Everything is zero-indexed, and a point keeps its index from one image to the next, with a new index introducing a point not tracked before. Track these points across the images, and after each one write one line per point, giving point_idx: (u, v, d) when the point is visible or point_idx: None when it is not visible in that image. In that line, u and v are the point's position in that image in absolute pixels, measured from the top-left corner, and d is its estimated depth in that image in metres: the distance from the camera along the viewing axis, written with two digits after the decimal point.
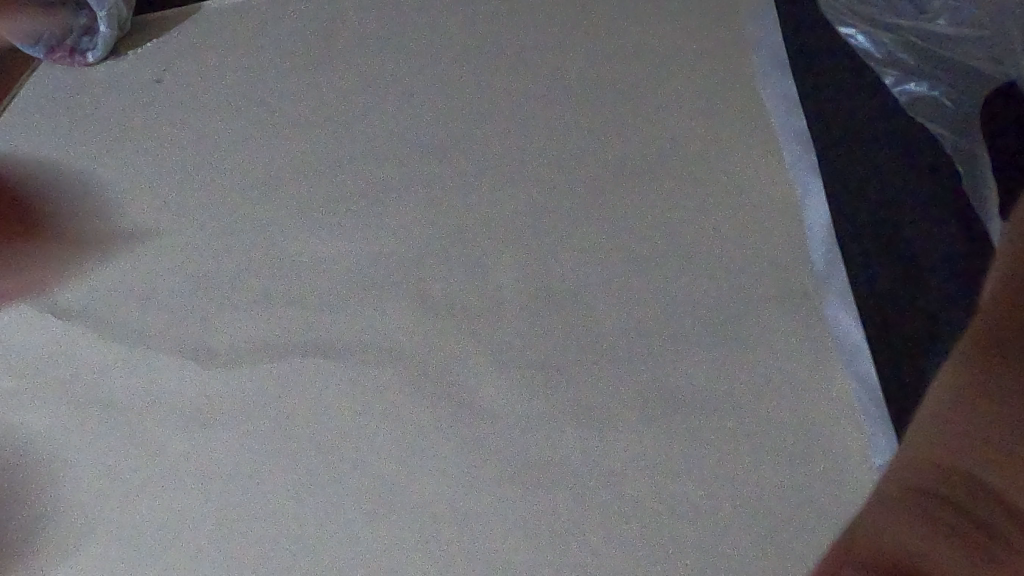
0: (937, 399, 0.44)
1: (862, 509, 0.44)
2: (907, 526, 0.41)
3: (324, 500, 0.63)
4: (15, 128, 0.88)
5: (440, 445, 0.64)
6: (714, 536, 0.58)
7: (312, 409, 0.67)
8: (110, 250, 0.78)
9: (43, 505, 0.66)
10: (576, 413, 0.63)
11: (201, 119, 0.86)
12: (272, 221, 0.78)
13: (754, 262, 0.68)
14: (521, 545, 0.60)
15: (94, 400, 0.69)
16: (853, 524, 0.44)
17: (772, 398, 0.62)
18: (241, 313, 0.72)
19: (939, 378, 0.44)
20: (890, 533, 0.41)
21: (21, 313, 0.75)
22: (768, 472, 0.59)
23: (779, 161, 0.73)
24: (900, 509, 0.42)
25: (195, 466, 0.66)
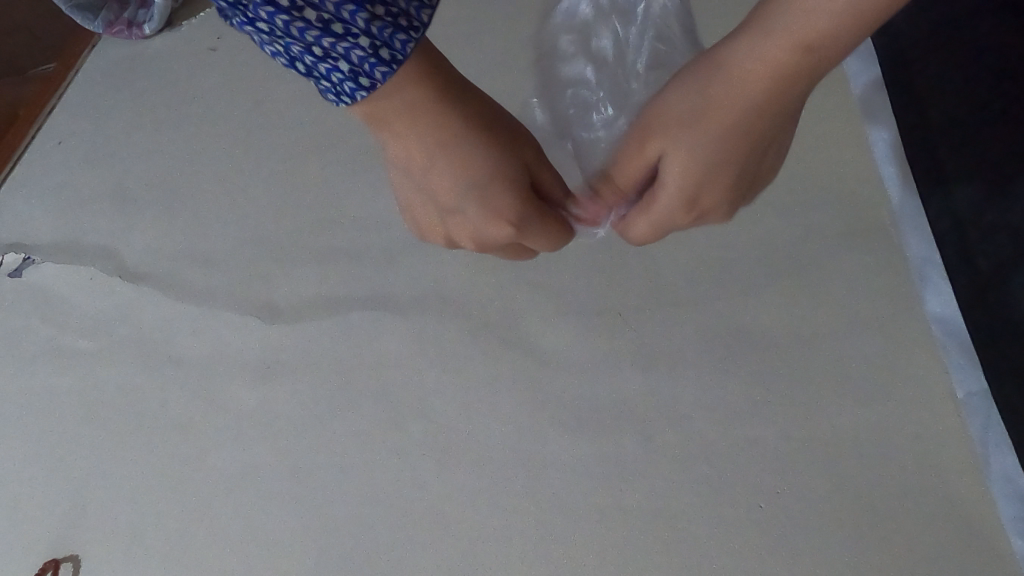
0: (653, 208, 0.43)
1: (652, 217, 0.43)
2: (649, 206, 0.43)
3: (390, 444, 0.65)
4: (76, 100, 0.91)
5: (504, 393, 0.65)
6: (785, 477, 0.59)
7: (376, 361, 0.68)
8: (178, 216, 0.80)
9: (119, 455, 0.68)
10: (641, 359, 0.65)
11: (256, 83, 0.87)
12: (330, 179, 0.79)
13: (827, 212, 0.68)
14: (588, 486, 0.61)
15: (164, 359, 0.71)
16: (652, 224, 0.44)
17: (844, 348, 0.63)
18: (305, 268, 0.74)
19: (656, 160, 0.40)
20: (647, 214, 0.43)
21: (89, 273, 0.77)
22: (842, 419, 0.60)
23: (853, 114, 0.72)
24: (647, 201, 0.43)
25: (264, 415, 0.68)
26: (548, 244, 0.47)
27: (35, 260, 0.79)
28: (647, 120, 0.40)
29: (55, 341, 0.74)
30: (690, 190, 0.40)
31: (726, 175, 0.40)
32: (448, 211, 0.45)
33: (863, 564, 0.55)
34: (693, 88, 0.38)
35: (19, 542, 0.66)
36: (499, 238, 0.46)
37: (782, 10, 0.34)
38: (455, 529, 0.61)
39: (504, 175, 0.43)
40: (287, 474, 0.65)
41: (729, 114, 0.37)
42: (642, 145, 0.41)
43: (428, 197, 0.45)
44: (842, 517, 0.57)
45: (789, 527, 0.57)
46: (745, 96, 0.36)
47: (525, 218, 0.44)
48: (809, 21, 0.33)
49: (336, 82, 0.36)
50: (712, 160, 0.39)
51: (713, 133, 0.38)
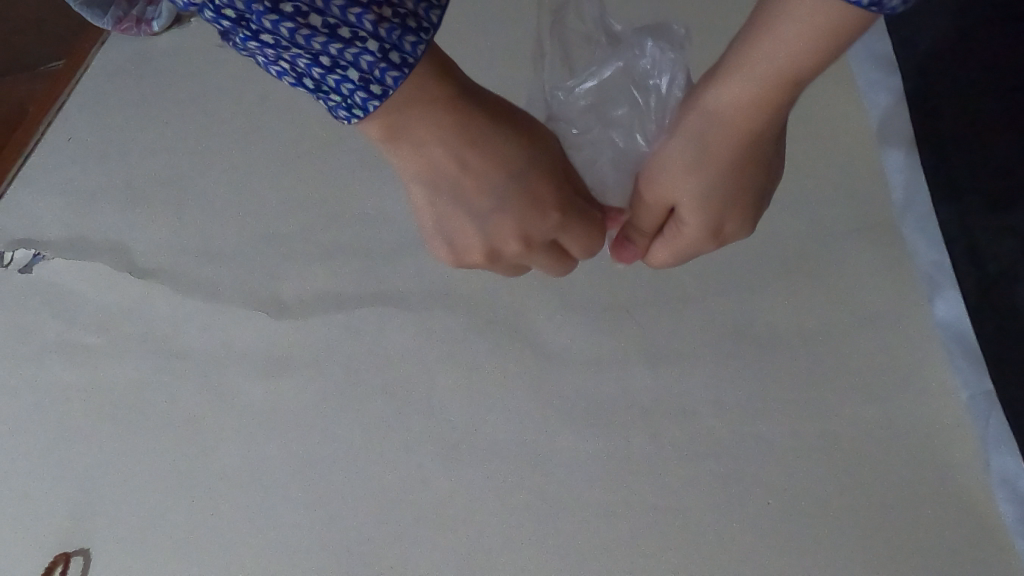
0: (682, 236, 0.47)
1: (687, 245, 0.47)
2: (680, 237, 0.47)
3: (397, 440, 0.65)
4: (84, 95, 0.91)
5: (510, 390, 0.65)
6: (791, 475, 0.59)
7: (383, 357, 0.68)
8: (186, 212, 0.80)
9: (127, 450, 0.68)
10: (648, 356, 0.65)
11: (262, 79, 0.87)
12: (337, 175, 0.79)
13: (834, 208, 0.68)
14: (594, 482, 0.61)
15: (173, 353, 0.72)
16: (686, 248, 0.48)
17: (850, 345, 0.63)
18: (313, 264, 0.74)
19: (675, 203, 0.44)
20: (681, 242, 0.47)
21: (98, 269, 0.77)
22: (848, 417, 0.60)
23: (861, 110, 0.72)
24: (675, 233, 0.47)
25: (272, 411, 0.68)
26: (589, 243, 0.49)
27: (46, 256, 0.79)
28: (654, 172, 0.44)
29: (64, 335, 0.74)
30: (713, 216, 0.44)
31: (739, 195, 0.43)
32: (485, 217, 0.45)
33: (870, 561, 0.55)
34: (686, 138, 0.41)
35: (29, 533, 0.66)
36: (540, 232, 0.46)
37: (757, 54, 0.36)
38: (463, 524, 0.61)
39: (534, 163, 0.44)
40: (296, 470, 0.65)
41: (731, 149, 0.40)
42: (655, 191, 0.44)
43: (460, 207, 0.45)
44: (850, 514, 0.57)
45: (797, 524, 0.57)
46: (739, 132, 0.39)
47: (564, 203, 0.46)
48: (785, 62, 0.36)
49: (348, 94, 0.37)
50: (722, 186, 0.42)
51: (718, 169, 0.41)
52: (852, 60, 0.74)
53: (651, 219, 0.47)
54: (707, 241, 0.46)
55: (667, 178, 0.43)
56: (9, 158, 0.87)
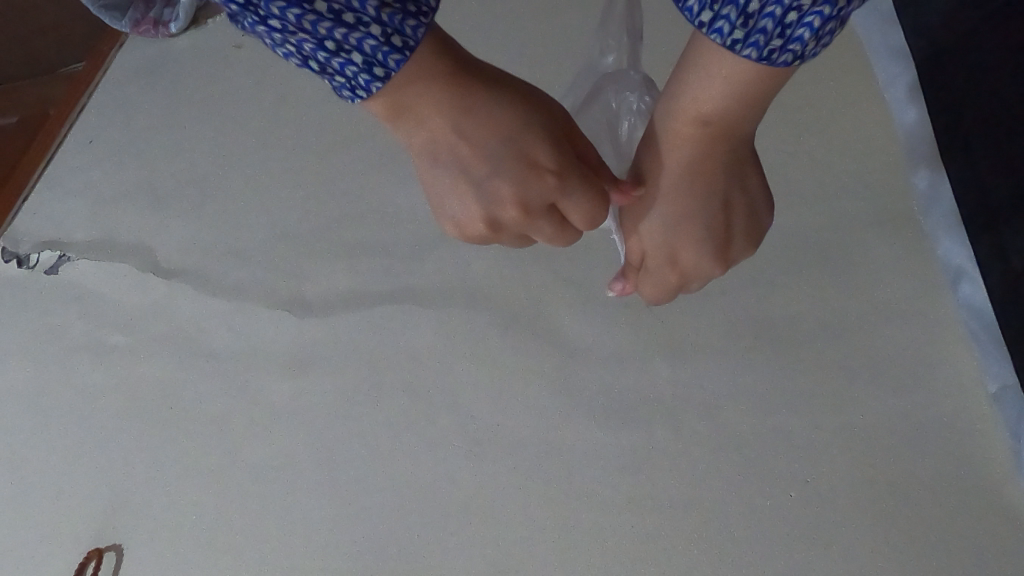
0: (658, 273, 0.47)
1: (665, 282, 0.47)
2: (657, 272, 0.47)
3: (420, 435, 0.66)
4: (105, 98, 0.92)
5: (531, 385, 0.66)
6: (815, 466, 0.59)
7: (404, 354, 0.69)
8: (208, 212, 0.81)
9: (155, 447, 0.69)
10: (668, 349, 0.65)
11: (280, 81, 0.88)
12: (356, 173, 0.80)
13: (858, 200, 0.68)
14: (617, 475, 0.61)
15: (199, 353, 0.73)
16: (670, 286, 0.48)
17: (873, 335, 0.63)
18: (336, 264, 0.75)
19: (645, 232, 0.45)
20: (659, 278, 0.47)
21: (123, 270, 0.78)
22: (871, 408, 0.60)
23: (881, 101, 0.72)
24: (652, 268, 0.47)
25: (296, 407, 0.69)
26: (593, 222, 0.43)
27: (71, 257, 0.80)
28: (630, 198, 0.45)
29: (92, 335, 0.75)
30: (679, 251, 0.44)
31: (701, 226, 0.42)
32: (482, 183, 0.40)
33: (897, 551, 0.55)
34: (650, 165, 0.42)
35: (62, 531, 0.67)
36: (543, 200, 0.41)
37: (680, 88, 0.38)
38: (490, 519, 0.62)
39: (531, 126, 0.40)
40: (323, 466, 0.66)
41: (685, 178, 0.41)
42: (634, 217, 0.45)
43: (456, 174, 0.41)
44: (876, 508, 0.57)
45: (821, 517, 0.57)
46: (678, 157, 0.40)
47: (564, 165, 0.41)
48: (706, 95, 0.36)
49: (350, 77, 0.35)
50: (682, 217, 0.42)
51: (675, 198, 0.42)
52: (870, 52, 0.74)
53: (636, 249, 0.47)
54: (684, 278, 0.46)
55: (639, 204, 0.44)
56: (33, 161, 0.88)
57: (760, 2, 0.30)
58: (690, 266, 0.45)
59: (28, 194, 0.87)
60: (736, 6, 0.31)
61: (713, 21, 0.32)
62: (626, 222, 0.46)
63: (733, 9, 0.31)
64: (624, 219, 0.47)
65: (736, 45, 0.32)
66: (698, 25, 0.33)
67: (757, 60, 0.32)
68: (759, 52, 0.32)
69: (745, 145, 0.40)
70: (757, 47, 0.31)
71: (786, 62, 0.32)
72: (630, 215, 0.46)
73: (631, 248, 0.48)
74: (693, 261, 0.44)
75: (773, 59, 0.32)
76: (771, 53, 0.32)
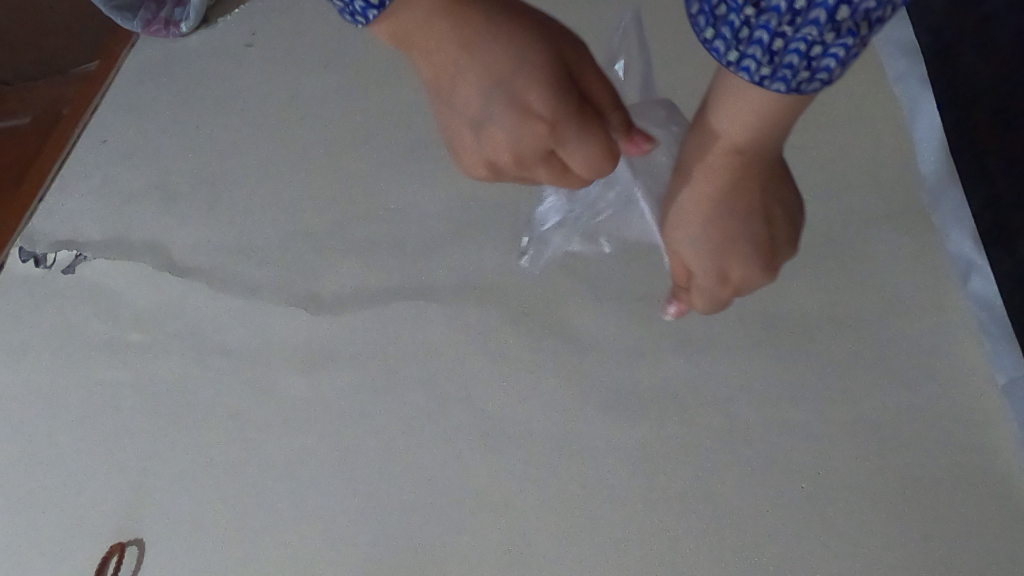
0: (702, 290, 0.48)
1: (710, 298, 0.49)
2: (701, 289, 0.48)
3: (435, 428, 0.66)
4: (118, 97, 0.93)
5: (544, 379, 0.66)
6: (827, 457, 0.59)
7: (418, 348, 0.70)
8: (223, 210, 0.82)
9: (174, 442, 0.70)
10: (679, 342, 0.66)
11: (291, 79, 0.89)
12: (367, 169, 0.81)
13: (869, 191, 0.68)
14: (630, 467, 0.62)
15: (216, 349, 0.74)
16: (715, 303, 0.49)
17: (883, 327, 0.63)
18: (348, 261, 0.76)
19: (687, 253, 0.47)
20: (704, 295, 0.49)
21: (139, 269, 0.79)
22: (881, 400, 0.61)
23: (891, 93, 0.72)
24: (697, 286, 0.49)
25: (312, 402, 0.70)
26: (595, 174, 0.44)
27: (88, 256, 0.81)
28: (671, 219, 0.47)
29: (108, 333, 0.76)
30: (720, 270, 0.46)
31: (740, 247, 0.44)
32: (475, 121, 0.43)
33: (909, 541, 0.56)
34: (687, 188, 0.45)
35: (83, 527, 0.68)
36: (539, 150, 0.43)
37: (715, 119, 0.40)
38: (504, 512, 0.62)
39: (534, 73, 0.42)
40: (339, 460, 0.67)
41: (720, 201, 0.43)
42: (674, 238, 0.47)
43: (458, 113, 0.44)
44: (887, 500, 0.57)
45: (833, 507, 0.58)
46: (716, 188, 0.43)
47: (559, 114, 0.42)
48: (740, 123, 0.39)
49: (349, 4, 0.39)
50: (720, 240, 0.44)
51: (711, 221, 0.44)
52: (877, 44, 0.74)
53: (680, 268, 0.49)
54: (726, 295, 0.48)
55: (680, 226, 0.46)
56: (49, 160, 0.89)
57: (783, 41, 0.32)
58: (732, 284, 0.47)
59: (44, 194, 0.88)
60: (761, 45, 0.33)
61: (740, 60, 0.34)
62: (669, 241, 0.48)
63: (758, 49, 0.33)
64: (666, 238, 0.49)
65: (764, 80, 0.34)
66: (727, 63, 0.35)
67: (786, 91, 0.35)
68: (789, 84, 0.34)
69: (779, 164, 0.43)
70: (786, 80, 0.34)
71: (817, 87, 0.34)
72: (671, 236, 0.48)
73: (676, 267, 0.50)
74: (734, 279, 0.46)
75: (804, 88, 0.34)
76: (800, 83, 0.34)
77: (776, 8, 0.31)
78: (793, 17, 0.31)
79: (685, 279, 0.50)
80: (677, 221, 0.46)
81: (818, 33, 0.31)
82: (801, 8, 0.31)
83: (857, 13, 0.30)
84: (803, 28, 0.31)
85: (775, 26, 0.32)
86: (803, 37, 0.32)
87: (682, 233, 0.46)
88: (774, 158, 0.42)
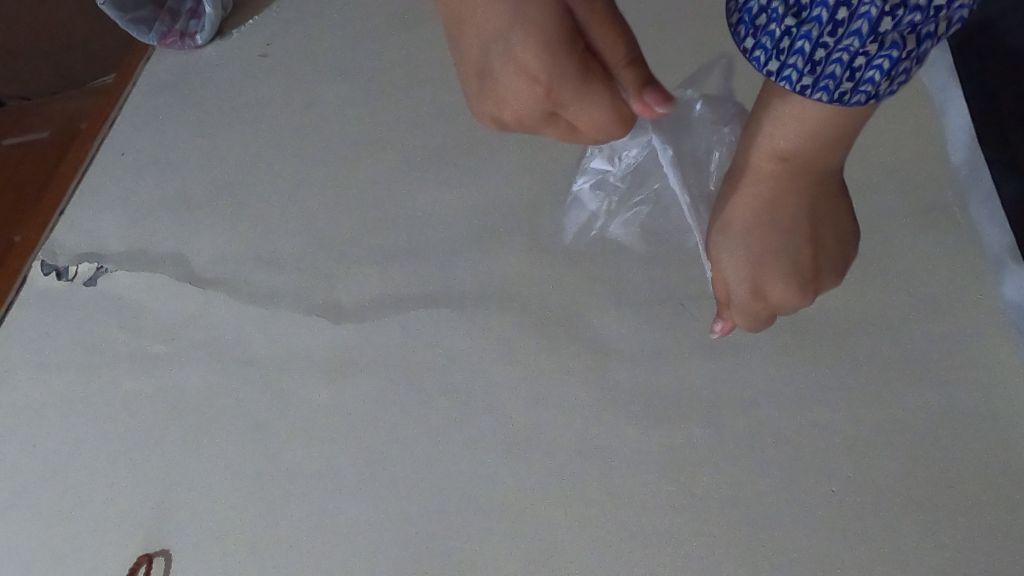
0: (736, 302, 0.51)
1: (744, 310, 0.51)
2: (736, 301, 0.51)
3: (459, 436, 0.66)
4: (136, 109, 0.93)
5: (567, 385, 0.66)
6: (857, 460, 0.59)
7: (439, 355, 0.70)
8: (242, 220, 0.82)
9: (198, 453, 0.71)
10: (704, 346, 0.65)
11: (307, 88, 0.89)
12: (385, 177, 0.81)
13: (897, 191, 0.68)
14: (653, 471, 0.62)
15: (237, 359, 0.74)
16: (749, 316, 0.51)
17: (913, 327, 0.62)
18: (370, 268, 0.76)
19: (723, 264, 0.49)
20: (738, 306, 0.51)
21: (161, 280, 0.80)
22: (912, 400, 0.60)
23: (915, 93, 0.72)
24: (731, 298, 0.51)
25: (334, 411, 0.70)
26: (600, 133, 0.44)
27: (109, 269, 0.82)
28: (712, 231, 0.50)
29: (132, 345, 0.77)
30: (756, 279, 0.48)
31: (778, 257, 0.47)
32: (481, 76, 0.45)
33: (943, 542, 0.55)
34: (730, 199, 0.48)
35: (110, 539, 0.69)
36: (543, 110, 0.44)
37: (761, 129, 0.44)
38: (533, 519, 0.62)
39: (529, 31, 0.41)
40: (362, 468, 0.67)
41: (762, 210, 0.46)
42: (714, 249, 0.50)
43: (469, 67, 0.45)
44: (920, 500, 0.57)
45: (864, 509, 0.57)
46: (760, 193, 0.46)
47: (555, 80, 0.42)
48: (787, 133, 0.43)
49: None
50: (759, 248, 0.47)
51: (753, 229, 0.47)
52: None
53: (717, 282, 0.52)
54: (760, 309, 0.50)
55: (720, 237, 0.49)
56: (68, 173, 0.90)
57: (825, 51, 0.37)
58: (766, 296, 0.49)
59: (65, 208, 0.88)
60: (803, 56, 0.38)
61: (782, 69, 0.39)
62: (709, 254, 0.51)
63: (800, 58, 0.38)
64: (707, 251, 0.51)
65: (806, 89, 0.39)
66: (768, 73, 0.40)
67: (828, 101, 0.39)
68: (830, 95, 0.39)
69: (829, 190, 0.46)
70: (827, 90, 0.39)
71: (860, 100, 0.39)
72: (711, 247, 0.50)
73: (713, 281, 0.52)
74: (769, 289, 0.48)
75: (845, 99, 0.39)
76: (842, 94, 0.39)
77: (818, 19, 0.37)
78: (835, 27, 0.36)
79: (722, 294, 0.52)
80: (718, 231, 0.49)
81: (858, 44, 0.36)
82: (843, 19, 0.36)
83: (899, 26, 0.35)
84: (845, 38, 0.36)
85: (817, 37, 0.37)
86: (845, 48, 0.37)
87: (722, 243, 0.49)
88: (822, 179, 0.45)
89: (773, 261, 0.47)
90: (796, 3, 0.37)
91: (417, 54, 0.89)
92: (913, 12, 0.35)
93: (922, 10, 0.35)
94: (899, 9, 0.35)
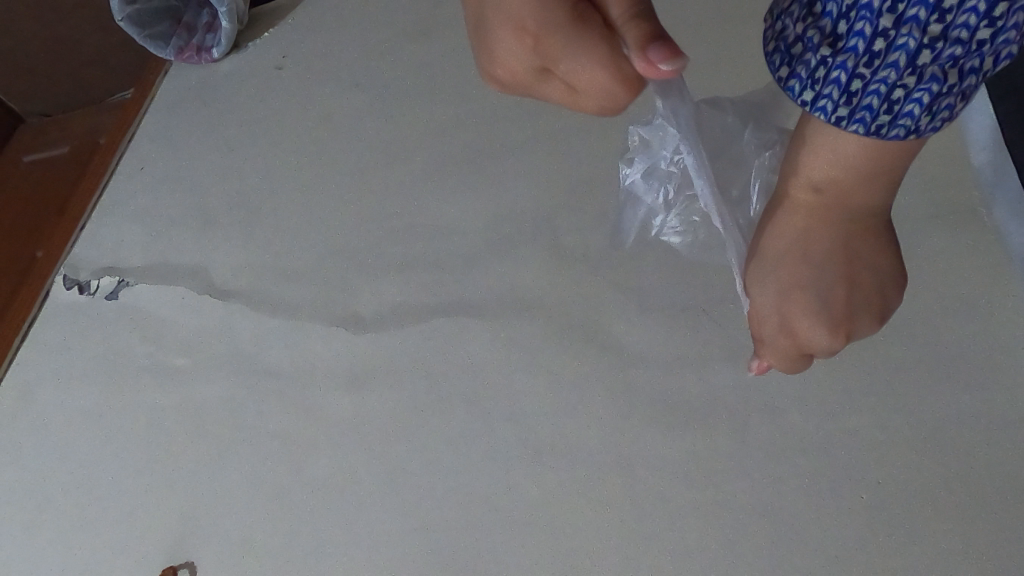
0: (766, 329, 0.52)
1: (772, 338, 0.52)
2: (766, 327, 0.52)
3: (479, 444, 0.66)
4: (153, 124, 0.94)
5: (587, 393, 0.66)
6: (881, 465, 0.58)
7: (458, 364, 0.70)
8: (260, 232, 0.83)
9: (221, 464, 0.71)
10: (725, 353, 0.65)
11: (322, 100, 0.90)
12: (402, 187, 0.81)
13: (919, 195, 0.67)
14: (677, 478, 0.61)
15: (258, 371, 0.74)
16: (777, 345, 0.52)
17: (938, 330, 0.62)
18: (389, 278, 0.76)
19: (755, 291, 0.51)
20: (768, 334, 0.52)
21: (181, 293, 0.80)
22: (937, 404, 0.59)
23: None
24: (761, 325, 0.52)
25: (354, 421, 0.70)
26: (599, 94, 0.41)
27: (130, 282, 0.83)
28: (747, 257, 0.51)
29: (154, 358, 0.77)
30: (785, 309, 0.49)
31: (807, 290, 0.48)
32: (478, 28, 0.43)
33: (971, 547, 0.54)
34: (766, 228, 0.49)
35: (134, 549, 0.69)
36: (536, 63, 0.41)
37: (798, 160, 0.46)
38: (554, 527, 0.62)
39: None
40: (383, 478, 0.67)
41: (795, 241, 0.47)
42: (747, 276, 0.51)
43: (471, 21, 0.44)
44: (947, 504, 0.56)
45: (891, 515, 0.56)
46: (794, 223, 0.47)
47: (546, 28, 0.39)
48: (822, 167, 0.44)
49: None
50: (790, 279, 0.48)
51: (786, 258, 0.48)
52: None
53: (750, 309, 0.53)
54: (789, 338, 0.51)
55: (754, 264, 0.50)
56: (89, 188, 0.91)
57: (862, 81, 0.38)
58: (794, 326, 0.50)
59: (86, 222, 0.89)
60: (839, 86, 0.39)
61: (816, 100, 0.40)
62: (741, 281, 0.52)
63: (835, 88, 0.39)
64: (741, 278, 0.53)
65: (842, 121, 0.40)
66: (802, 104, 0.41)
67: (864, 133, 0.40)
68: (866, 127, 0.39)
69: (868, 228, 0.47)
70: (864, 123, 0.39)
71: (899, 135, 0.39)
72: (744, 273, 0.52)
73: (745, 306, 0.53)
74: (797, 321, 0.49)
75: (883, 132, 0.39)
76: (879, 127, 0.39)
77: (855, 49, 0.38)
78: (872, 57, 0.37)
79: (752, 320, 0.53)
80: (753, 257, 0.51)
81: (896, 75, 0.37)
82: (880, 49, 0.37)
83: (939, 59, 0.36)
84: (882, 69, 0.37)
85: (854, 67, 0.38)
86: (882, 79, 0.38)
87: (755, 270, 0.50)
88: (859, 217, 0.46)
89: (803, 294, 0.48)
90: (831, 33, 0.39)
91: (431, 64, 0.89)
92: (954, 45, 0.36)
93: (963, 44, 0.36)
94: (939, 42, 0.36)
